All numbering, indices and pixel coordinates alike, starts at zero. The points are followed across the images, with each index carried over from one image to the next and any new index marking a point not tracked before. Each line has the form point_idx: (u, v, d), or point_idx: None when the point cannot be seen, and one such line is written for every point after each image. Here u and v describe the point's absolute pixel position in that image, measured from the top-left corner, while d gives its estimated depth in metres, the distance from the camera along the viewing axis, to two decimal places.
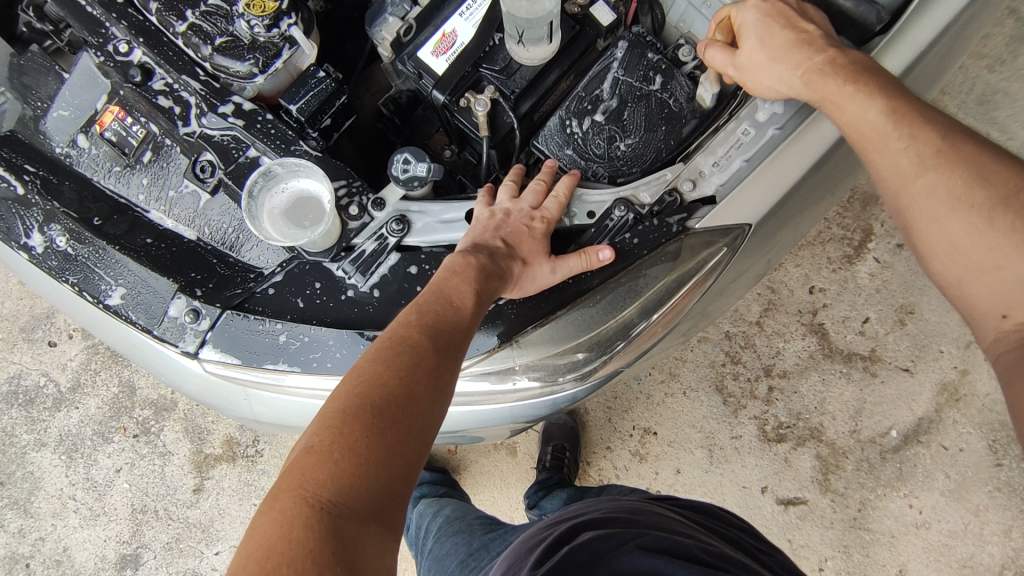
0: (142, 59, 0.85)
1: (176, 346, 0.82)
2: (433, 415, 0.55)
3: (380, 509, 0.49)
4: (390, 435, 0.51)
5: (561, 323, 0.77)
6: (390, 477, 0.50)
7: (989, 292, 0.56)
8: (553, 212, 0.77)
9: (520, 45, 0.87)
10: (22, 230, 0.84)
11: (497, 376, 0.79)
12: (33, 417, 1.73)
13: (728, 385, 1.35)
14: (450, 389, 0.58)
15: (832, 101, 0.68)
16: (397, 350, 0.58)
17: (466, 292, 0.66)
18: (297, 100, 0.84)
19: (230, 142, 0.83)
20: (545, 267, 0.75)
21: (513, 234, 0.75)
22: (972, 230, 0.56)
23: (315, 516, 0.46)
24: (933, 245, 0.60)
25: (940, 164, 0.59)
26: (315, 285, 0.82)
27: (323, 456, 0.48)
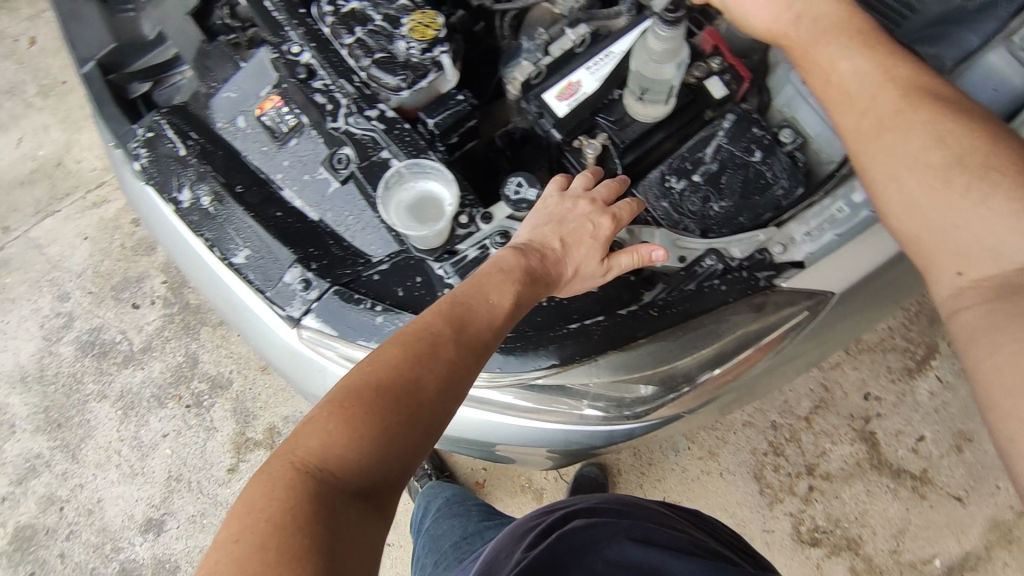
0: (309, 60, 0.97)
1: (283, 309, 0.90)
2: (441, 404, 0.57)
3: (370, 485, 0.52)
4: (389, 418, 0.54)
5: (641, 351, 0.80)
6: (386, 454, 0.53)
7: (946, 249, 0.55)
8: (609, 228, 0.81)
9: (639, 102, 0.96)
10: (175, 185, 0.97)
11: (571, 394, 0.83)
12: (102, 369, 1.93)
13: (767, 475, 1.34)
14: (465, 381, 0.60)
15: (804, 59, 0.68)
16: (422, 336, 0.60)
17: (505, 290, 0.68)
18: (434, 116, 0.94)
19: (369, 142, 0.94)
20: (592, 269, 0.80)
21: (572, 239, 0.78)
22: (931, 185, 0.56)
23: (307, 482, 0.50)
24: (890, 201, 0.59)
25: (899, 126, 0.59)
26: (416, 278, 0.91)
27: (319, 428, 0.52)
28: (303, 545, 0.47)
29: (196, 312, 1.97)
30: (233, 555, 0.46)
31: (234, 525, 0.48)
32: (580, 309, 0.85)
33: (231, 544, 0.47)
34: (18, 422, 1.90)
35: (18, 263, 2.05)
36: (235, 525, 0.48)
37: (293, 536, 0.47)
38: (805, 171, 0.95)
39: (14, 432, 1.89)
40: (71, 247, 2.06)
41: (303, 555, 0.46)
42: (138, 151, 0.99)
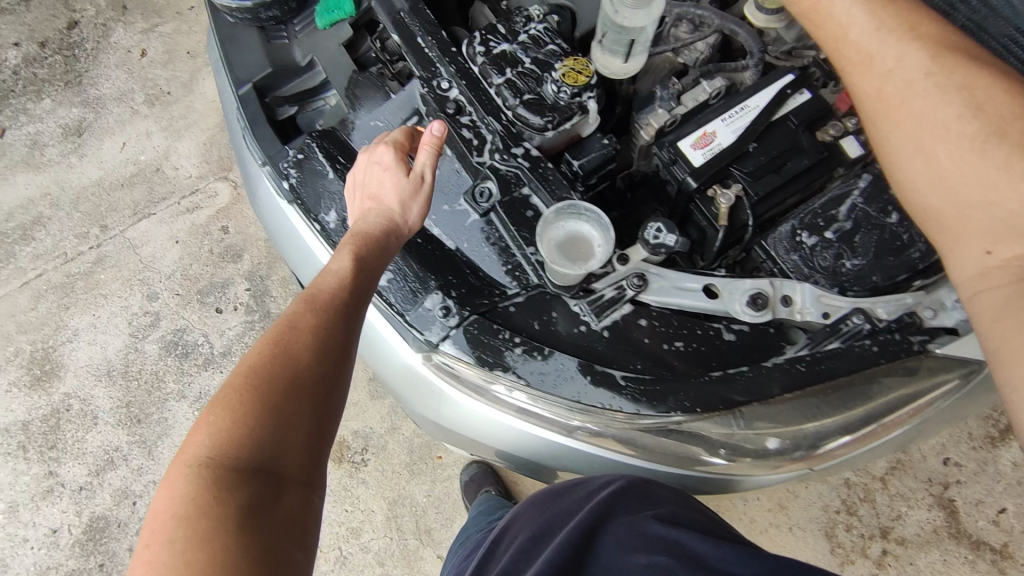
0: (457, 96, 1.01)
1: (422, 333, 0.93)
2: (295, 389, 0.72)
3: (271, 463, 0.68)
4: (252, 403, 0.69)
5: (792, 404, 0.83)
6: (276, 432, 0.69)
7: (981, 226, 0.61)
8: (390, 154, 0.95)
9: (596, 43, 1.10)
10: (321, 207, 1.02)
11: (711, 438, 0.85)
12: (183, 369, 2.00)
13: (838, 534, 1.41)
14: (295, 359, 0.74)
15: (852, 56, 0.69)
16: (281, 334, 0.77)
17: (344, 259, 0.87)
18: (580, 158, 0.99)
19: (512, 178, 0.98)
20: (404, 184, 0.93)
21: (375, 187, 0.95)
22: (976, 158, 0.61)
23: (212, 469, 0.65)
24: (912, 170, 0.65)
25: (942, 91, 0.64)
26: (552, 313, 0.92)
27: (222, 422, 0.68)
28: (221, 511, 0.62)
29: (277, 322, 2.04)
30: (169, 526, 0.62)
31: (166, 504, 0.63)
32: (718, 358, 0.87)
33: (168, 523, 0.62)
34: (101, 414, 1.97)
35: (112, 261, 2.14)
36: (168, 506, 0.63)
37: (213, 506, 0.62)
38: None
39: (97, 423, 1.96)
40: (163, 249, 2.15)
41: (226, 517, 0.62)
42: (289, 171, 1.04)
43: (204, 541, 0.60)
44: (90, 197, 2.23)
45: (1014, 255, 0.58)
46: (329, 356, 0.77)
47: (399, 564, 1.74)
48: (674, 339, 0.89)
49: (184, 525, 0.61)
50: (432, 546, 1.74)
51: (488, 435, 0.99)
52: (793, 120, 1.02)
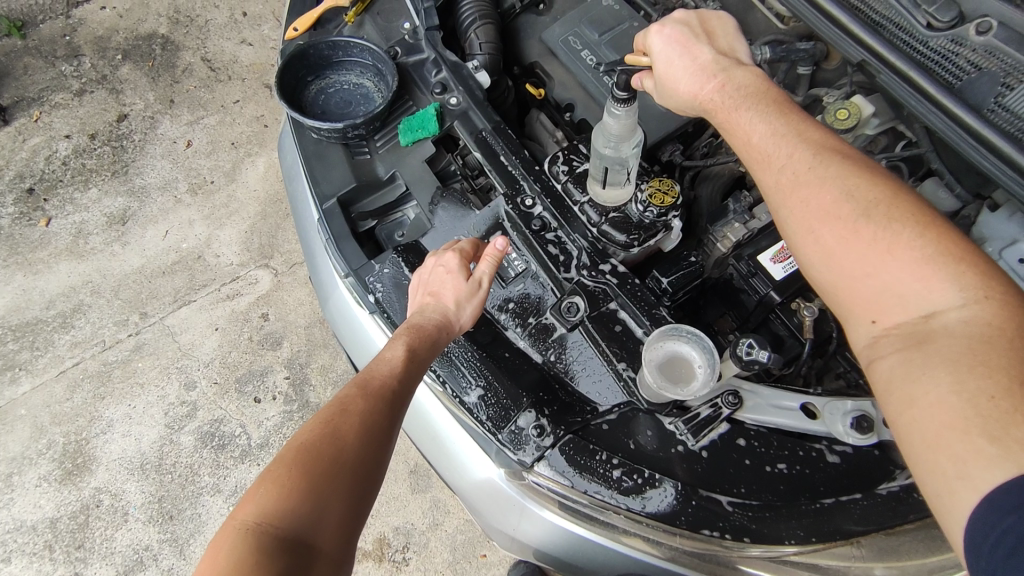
0: (542, 213, 1.06)
1: (515, 454, 0.91)
2: (341, 464, 0.74)
3: (307, 531, 0.68)
4: (301, 472, 0.71)
5: (907, 537, 0.82)
6: (315, 503, 0.70)
7: (868, 302, 0.66)
8: (456, 259, 0.99)
9: (599, 185, 1.04)
10: None
11: (826, 571, 0.83)
12: (218, 462, 1.96)
13: None
14: (342, 437, 0.77)
15: (762, 156, 0.80)
16: (332, 413, 0.80)
17: (397, 346, 0.91)
18: (669, 275, 1.00)
19: (600, 293, 0.99)
20: (466, 291, 0.97)
21: (435, 287, 0.98)
22: (871, 248, 0.66)
23: (253, 533, 0.65)
24: (813, 255, 0.71)
25: (813, 180, 0.73)
26: (647, 432, 0.92)
27: (268, 491, 0.69)
28: (255, 571, 0.62)
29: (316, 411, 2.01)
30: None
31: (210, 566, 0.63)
32: (825, 481, 0.85)
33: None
34: (132, 510, 1.91)
35: (150, 349, 2.14)
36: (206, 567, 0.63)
37: (248, 566, 0.62)
38: None
39: (127, 520, 1.90)
40: (202, 337, 2.15)
41: None
42: (375, 285, 1.06)
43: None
44: (131, 284, 2.25)
45: (894, 326, 0.63)
46: (375, 437, 0.79)
47: None
48: (777, 461, 0.87)
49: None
50: None
51: (572, 557, 0.96)
52: None
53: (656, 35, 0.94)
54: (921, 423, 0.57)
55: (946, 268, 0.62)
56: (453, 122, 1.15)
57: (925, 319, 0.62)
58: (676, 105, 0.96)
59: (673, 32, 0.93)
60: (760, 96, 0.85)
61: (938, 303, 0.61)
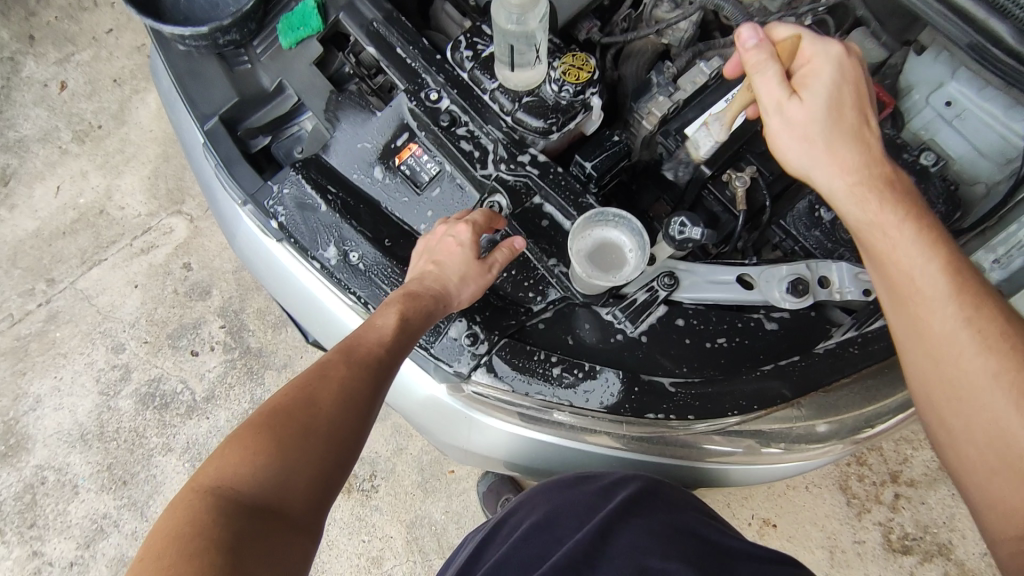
0: (450, 107, 0.96)
1: (451, 366, 0.87)
2: (316, 431, 0.67)
3: (268, 502, 0.62)
4: (267, 439, 0.65)
5: (843, 391, 0.85)
6: (277, 474, 0.64)
7: (982, 464, 0.64)
8: (468, 234, 0.85)
9: (509, 69, 0.94)
10: (319, 243, 0.94)
11: (766, 434, 0.86)
12: (165, 421, 1.88)
13: (852, 485, 1.54)
14: (317, 402, 0.69)
15: (877, 224, 0.71)
16: (312, 373, 0.72)
17: (387, 313, 0.80)
18: (592, 159, 0.93)
19: (522, 188, 0.92)
20: (474, 271, 0.86)
21: (439, 255, 0.86)
22: (1017, 406, 0.62)
23: (207, 496, 0.61)
24: (936, 384, 0.68)
25: (963, 300, 0.66)
26: (584, 325, 0.88)
27: (229, 455, 0.64)
28: (203, 542, 0.57)
29: (259, 356, 1.92)
30: (155, 547, 0.57)
31: (165, 528, 0.59)
32: (765, 349, 0.84)
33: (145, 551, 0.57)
34: (81, 482, 1.83)
35: (67, 316, 1.98)
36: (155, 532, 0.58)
37: (193, 538, 0.57)
38: (955, 191, 0.95)
39: (77, 493, 1.82)
40: (122, 296, 2.00)
41: (209, 550, 0.57)
42: (276, 209, 0.96)
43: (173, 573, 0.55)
44: (29, 251, 2.06)
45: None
46: (356, 405, 0.71)
47: None
48: (716, 335, 0.85)
49: (155, 554, 0.56)
50: None
51: (523, 458, 0.96)
52: None
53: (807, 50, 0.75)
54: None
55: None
56: (338, 15, 1.02)
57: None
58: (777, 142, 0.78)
59: (824, 52, 0.74)
60: (893, 186, 0.72)
61: None
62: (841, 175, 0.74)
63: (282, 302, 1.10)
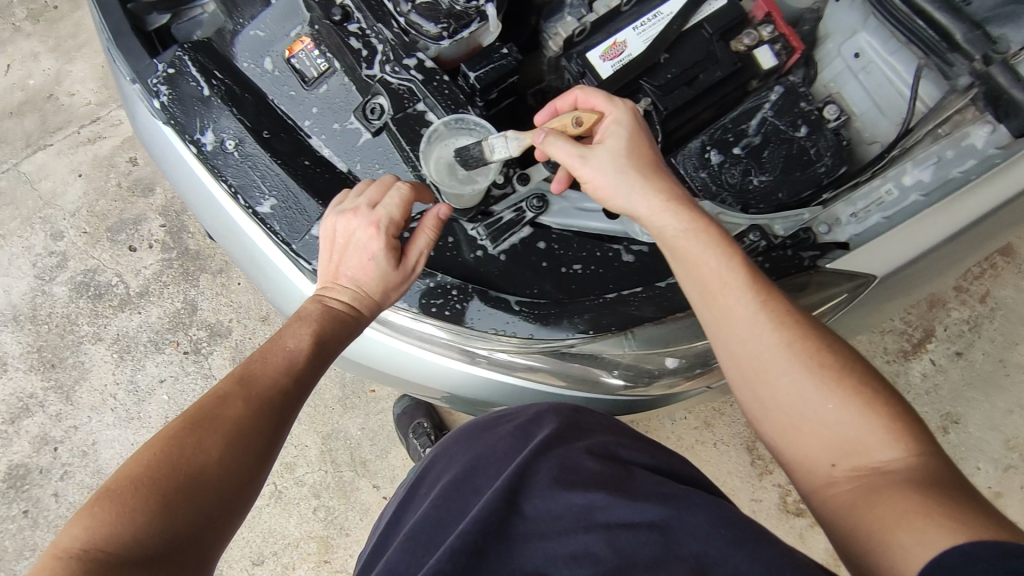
0: (345, 2, 0.93)
1: (309, 263, 0.88)
2: (208, 475, 0.59)
3: (152, 558, 0.53)
4: (147, 491, 0.56)
5: (677, 325, 0.81)
6: (164, 526, 0.55)
7: (816, 449, 0.62)
8: (380, 241, 0.75)
9: None
10: (198, 127, 0.92)
11: (598, 361, 0.83)
12: (97, 311, 1.88)
13: (758, 446, 1.48)
14: (209, 445, 0.60)
15: (675, 242, 0.69)
16: (202, 410, 0.62)
17: (301, 335, 0.72)
18: (477, 69, 0.90)
19: (405, 93, 0.90)
20: (392, 281, 0.78)
21: (355, 269, 0.77)
22: (821, 386, 0.62)
23: (71, 565, 0.50)
24: (770, 397, 0.64)
25: (771, 307, 0.64)
26: (448, 238, 0.87)
27: (99, 509, 0.54)
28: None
29: (195, 258, 1.91)
30: None
31: None
32: (614, 279, 0.85)
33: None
34: (11, 360, 1.87)
35: (9, 198, 1.98)
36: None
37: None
38: (849, 148, 0.93)
39: (7, 369, 1.86)
40: (64, 184, 1.98)
41: None
42: (159, 88, 0.93)
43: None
44: None
45: (855, 470, 0.59)
46: (255, 440, 0.63)
47: (335, 495, 1.67)
48: (572, 262, 0.85)
49: None
50: (369, 476, 1.67)
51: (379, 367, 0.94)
52: (708, 28, 0.95)
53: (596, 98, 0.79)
54: (877, 525, 0.54)
55: (900, 422, 0.60)
56: None
57: (860, 453, 0.59)
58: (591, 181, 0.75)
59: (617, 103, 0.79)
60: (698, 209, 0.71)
61: (895, 454, 0.58)
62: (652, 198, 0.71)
63: (193, 209, 1.05)
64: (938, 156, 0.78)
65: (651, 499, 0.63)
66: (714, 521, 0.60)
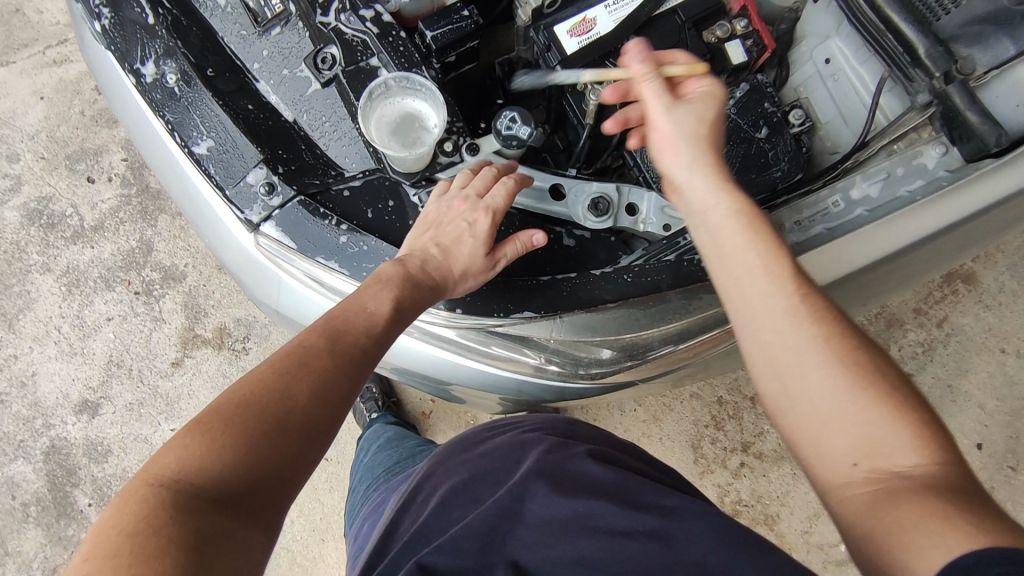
0: None
1: (242, 212, 0.84)
2: (297, 419, 0.56)
3: (236, 497, 0.51)
4: (240, 428, 0.53)
5: (607, 316, 0.78)
6: (249, 469, 0.52)
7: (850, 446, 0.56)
8: (486, 226, 0.75)
9: None
10: (139, 56, 0.87)
11: (527, 344, 0.80)
12: (48, 242, 1.70)
13: (704, 446, 1.46)
14: (299, 389, 0.57)
15: (699, 212, 0.61)
16: (288, 353, 0.60)
17: (382, 299, 0.69)
18: (435, 28, 0.86)
19: (358, 44, 0.86)
20: (481, 268, 0.76)
21: (448, 240, 0.74)
22: (839, 379, 0.52)
23: (166, 495, 0.48)
24: (813, 385, 0.58)
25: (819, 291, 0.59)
26: (388, 202, 0.85)
27: (179, 440, 0.52)
28: (159, 548, 0.45)
29: (156, 196, 1.71)
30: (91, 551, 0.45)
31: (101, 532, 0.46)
32: (549, 261, 0.82)
33: (83, 560, 0.44)
34: None
35: None
36: (93, 538, 0.45)
37: (149, 541, 0.45)
38: (807, 155, 0.91)
39: None
40: (25, 106, 1.78)
41: (155, 546, 0.45)
42: (100, 10, 0.87)
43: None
44: None
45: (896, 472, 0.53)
46: (342, 390, 0.60)
47: None
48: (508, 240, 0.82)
49: (90, 559, 0.44)
50: None
51: None
52: (681, 15, 0.92)
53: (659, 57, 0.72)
54: (885, 535, 0.47)
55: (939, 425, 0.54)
56: None
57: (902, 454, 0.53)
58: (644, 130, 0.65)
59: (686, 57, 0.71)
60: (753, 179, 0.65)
61: (934, 457, 0.52)
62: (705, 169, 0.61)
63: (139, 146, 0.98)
64: (888, 172, 0.77)
65: (650, 510, 0.62)
66: (714, 528, 0.59)
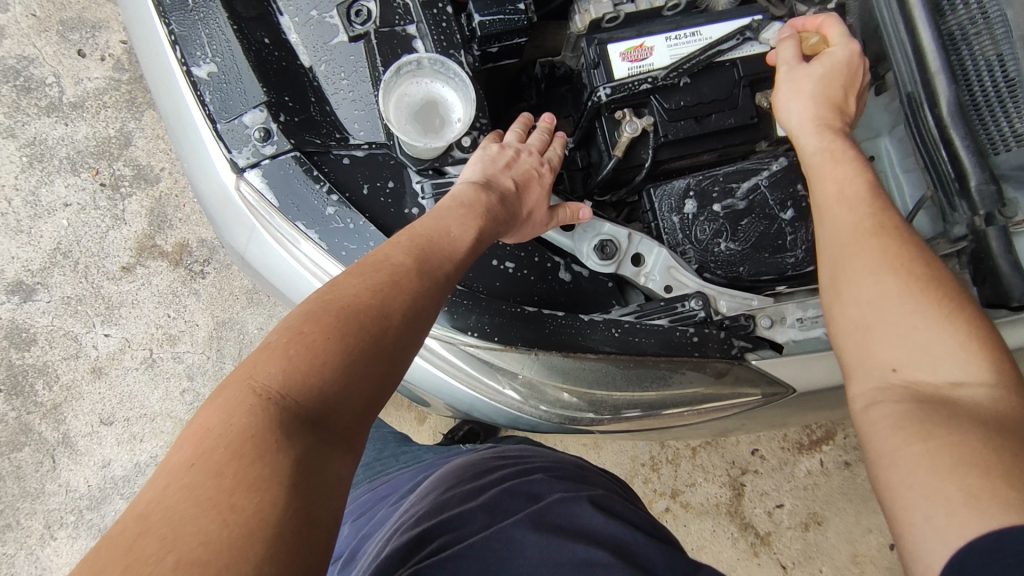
0: None
1: (228, 151, 0.77)
2: (390, 341, 0.52)
3: (335, 415, 0.47)
4: (343, 344, 0.49)
5: (582, 365, 0.75)
6: (347, 388, 0.48)
7: (888, 348, 0.57)
8: (551, 179, 0.78)
9: None
10: None
11: (492, 369, 0.75)
12: (19, 105, 1.54)
13: (635, 483, 1.41)
14: (394, 310, 0.54)
15: (827, 153, 0.69)
16: (377, 270, 0.56)
17: (466, 225, 0.65)
18: (483, 14, 0.80)
19: (399, 8, 0.81)
20: (541, 219, 0.76)
21: (521, 177, 0.75)
22: (906, 290, 0.57)
23: (268, 410, 0.44)
24: (860, 295, 0.59)
25: (892, 235, 0.60)
26: (387, 183, 0.79)
27: (277, 351, 0.48)
28: (262, 473, 0.41)
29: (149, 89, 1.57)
30: (202, 462, 0.41)
31: (206, 447, 0.42)
32: (542, 293, 0.79)
33: (186, 468, 0.41)
34: None
35: None
36: (190, 449, 0.42)
37: (252, 465, 0.41)
38: None
39: None
40: None
41: (271, 468, 0.42)
42: None
43: (225, 513, 0.39)
44: None
45: (915, 383, 0.55)
46: (426, 314, 0.56)
47: (210, 384, 1.48)
48: (507, 258, 0.78)
49: (203, 471, 0.40)
50: None
51: (284, 291, 0.83)
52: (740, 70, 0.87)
53: (790, 39, 0.77)
54: (918, 464, 0.49)
55: (988, 345, 0.54)
56: None
57: (929, 365, 0.54)
58: (789, 102, 0.75)
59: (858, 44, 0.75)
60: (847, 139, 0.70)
61: (969, 373, 0.53)
62: (807, 116, 0.73)
63: (136, 46, 0.88)
64: None
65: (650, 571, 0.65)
66: None
